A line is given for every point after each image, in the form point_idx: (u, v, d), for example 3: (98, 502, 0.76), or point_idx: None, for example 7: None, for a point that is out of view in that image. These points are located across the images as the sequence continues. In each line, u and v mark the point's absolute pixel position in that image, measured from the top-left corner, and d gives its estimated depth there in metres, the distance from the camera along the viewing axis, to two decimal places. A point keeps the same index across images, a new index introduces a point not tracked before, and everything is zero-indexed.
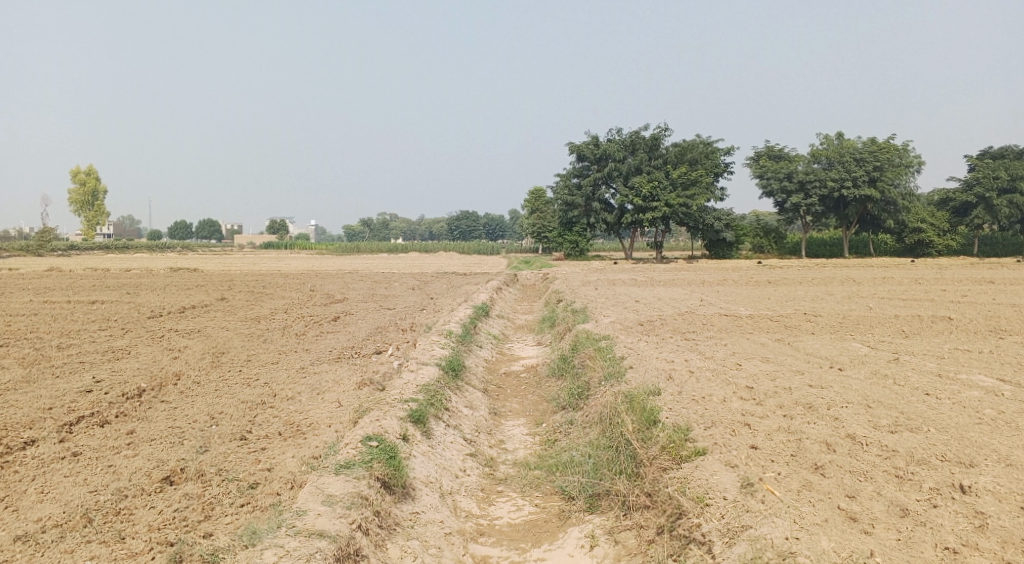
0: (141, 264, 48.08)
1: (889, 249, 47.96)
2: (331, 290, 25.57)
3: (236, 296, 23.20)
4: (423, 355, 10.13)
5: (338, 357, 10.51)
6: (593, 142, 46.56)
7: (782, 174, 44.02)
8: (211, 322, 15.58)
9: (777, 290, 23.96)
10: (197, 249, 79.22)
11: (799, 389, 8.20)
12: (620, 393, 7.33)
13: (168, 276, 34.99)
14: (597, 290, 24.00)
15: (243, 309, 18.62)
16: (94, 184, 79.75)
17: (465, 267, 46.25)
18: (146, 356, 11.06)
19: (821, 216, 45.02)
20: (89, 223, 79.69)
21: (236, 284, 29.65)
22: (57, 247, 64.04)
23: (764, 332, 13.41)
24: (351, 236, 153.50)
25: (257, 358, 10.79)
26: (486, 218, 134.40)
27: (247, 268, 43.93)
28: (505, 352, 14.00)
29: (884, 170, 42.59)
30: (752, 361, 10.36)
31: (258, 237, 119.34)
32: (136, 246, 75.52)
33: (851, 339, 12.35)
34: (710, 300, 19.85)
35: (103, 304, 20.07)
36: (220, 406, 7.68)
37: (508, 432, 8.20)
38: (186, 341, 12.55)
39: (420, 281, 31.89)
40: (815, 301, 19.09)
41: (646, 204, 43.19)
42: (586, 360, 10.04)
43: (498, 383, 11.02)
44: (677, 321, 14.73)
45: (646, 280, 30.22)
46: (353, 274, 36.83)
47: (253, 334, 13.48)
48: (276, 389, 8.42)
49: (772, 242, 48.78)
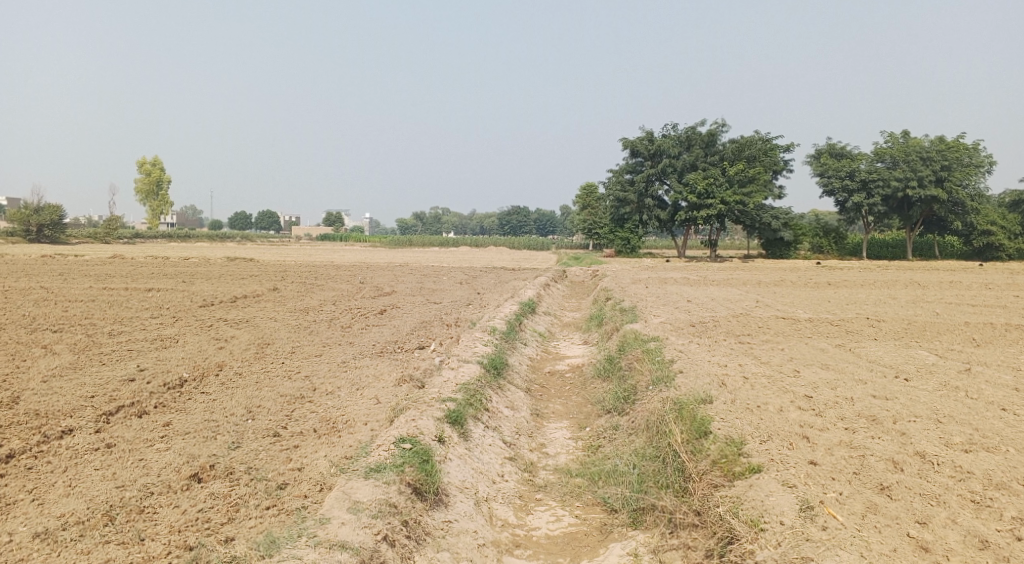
0: (201, 253, 49.41)
1: (955, 252, 45.73)
2: (379, 283, 25.67)
3: (287, 287, 23.49)
4: (466, 352, 9.90)
5: (380, 351, 10.38)
6: (647, 138, 45.75)
7: (844, 172, 42.40)
8: (259, 312, 15.74)
9: (836, 293, 22.95)
10: (255, 240, 81.21)
11: (862, 400, 7.66)
12: (668, 400, 6.94)
13: (224, 265, 35.83)
14: (648, 288, 23.46)
15: (292, 300, 18.78)
16: (158, 174, 82.38)
17: (514, 262, 46.19)
18: (193, 345, 11.17)
19: (884, 216, 43.22)
20: (154, 212, 82.56)
21: (289, 274, 30.08)
22: (124, 235, 66.50)
23: (823, 337, 12.76)
24: (404, 229, 155.33)
25: (300, 350, 10.76)
26: (537, 213, 134.02)
27: (299, 258, 44.71)
28: (551, 350, 13.69)
29: (953, 169, 40.71)
30: (810, 367, 9.81)
31: (313, 229, 121.78)
32: (196, 236, 77.85)
33: (917, 347, 11.61)
34: (764, 301, 19.14)
35: (159, 292, 20.56)
36: (258, 399, 7.61)
37: (551, 435, 7.90)
38: (233, 331, 12.65)
39: (468, 276, 31.82)
40: (877, 305, 18.15)
41: (701, 202, 42.23)
42: (633, 362, 9.66)
43: (542, 383, 10.72)
44: (730, 323, 14.17)
45: (698, 280, 29.44)
46: (403, 267, 37.04)
47: (298, 326, 13.52)
48: (315, 383, 8.33)
49: (832, 242, 47.06)
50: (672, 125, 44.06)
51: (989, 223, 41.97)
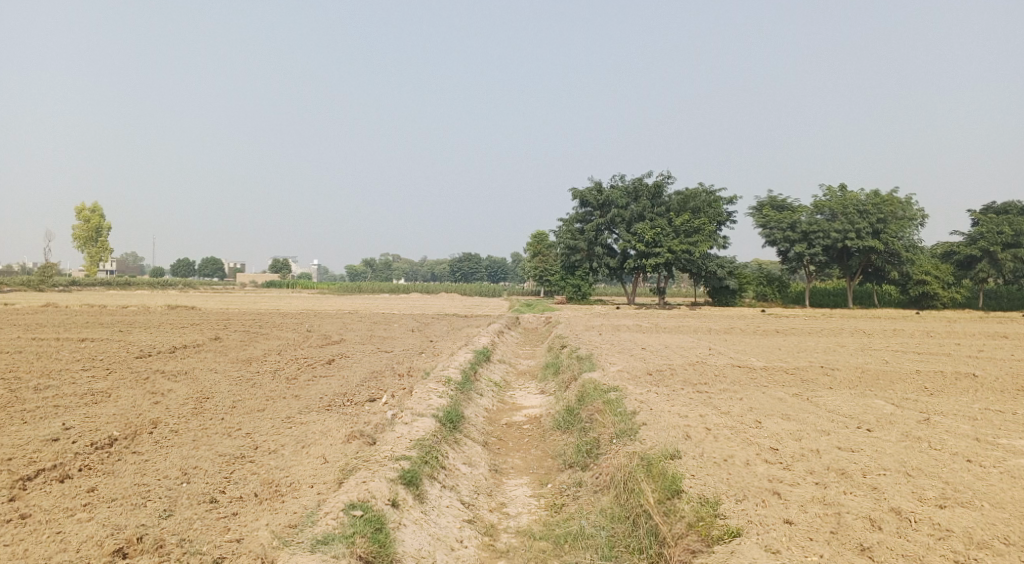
0: (140, 300, 47.56)
1: (893, 301, 47.31)
2: (328, 332, 24.88)
3: (230, 336, 22.55)
4: (420, 405, 9.45)
5: (327, 405, 9.81)
6: (596, 188, 46.52)
7: (786, 223, 43.79)
8: (200, 363, 14.95)
9: (786, 341, 23.24)
10: (199, 287, 78.84)
11: (828, 453, 7.52)
12: (635, 455, 6.65)
13: (164, 314, 34.42)
14: (601, 336, 23.36)
15: (235, 350, 17.92)
16: (98, 221, 79.73)
17: (466, 309, 45.74)
18: (126, 400, 10.39)
19: (825, 266, 44.58)
20: (92, 259, 79.49)
21: (233, 323, 28.98)
22: (58, 283, 63.63)
23: (780, 386, 12.72)
24: (353, 277, 153.49)
25: (243, 404, 10.11)
26: (488, 261, 134.35)
27: (245, 306, 43.34)
28: (507, 401, 13.28)
29: (888, 222, 42.42)
30: (772, 418, 9.68)
31: (260, 276, 119.08)
32: (136, 283, 75.16)
33: (873, 396, 11.64)
34: (718, 350, 19.19)
35: (92, 342, 19.45)
36: (195, 459, 6.99)
37: (511, 493, 7.48)
38: (170, 384, 11.87)
39: (420, 323, 31.25)
40: (828, 354, 18.38)
41: (650, 250, 42.87)
42: (595, 413, 9.36)
43: (500, 436, 10.30)
44: (687, 372, 14.06)
45: (649, 327, 29.56)
46: (353, 315, 36.21)
47: (241, 378, 12.80)
48: (257, 441, 7.75)
49: (775, 290, 48.21)
50: (621, 176, 44.94)
51: (923, 273, 43.66)
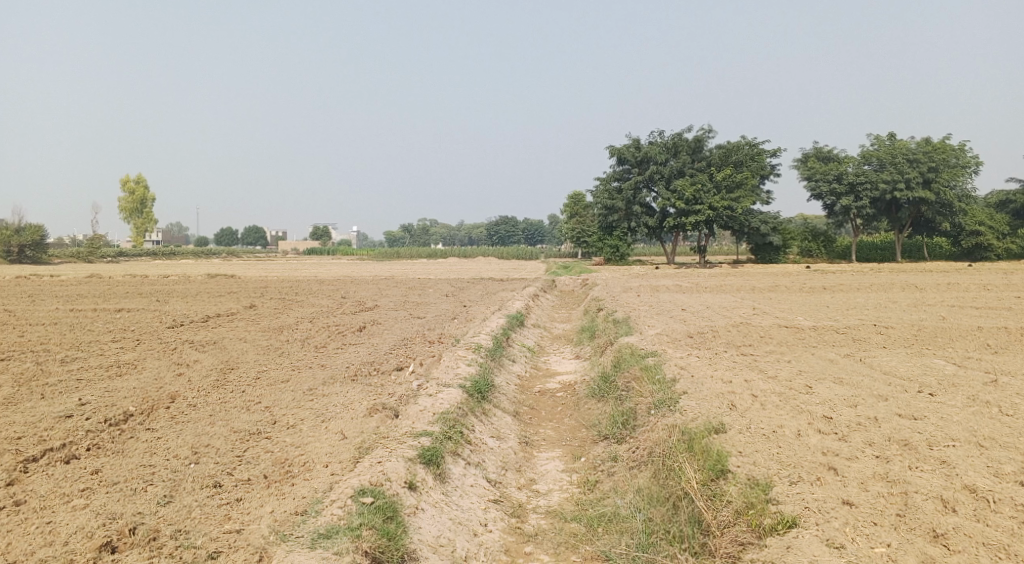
0: (181, 271, 48.19)
1: (945, 254, 45.24)
2: (362, 298, 24.67)
3: (265, 304, 22.51)
4: (446, 374, 9.00)
5: (352, 375, 9.46)
6: (634, 145, 45.27)
7: (831, 175, 41.94)
8: (230, 333, 14.80)
9: (833, 298, 22.21)
10: (241, 256, 79.85)
11: (888, 421, 6.84)
12: (674, 429, 6.10)
13: (203, 283, 34.67)
14: (639, 297, 22.67)
15: (267, 318, 17.77)
16: (143, 192, 81.09)
17: (502, 273, 45.21)
18: (151, 372, 10.22)
19: (872, 219, 42.74)
20: (139, 231, 81.12)
21: (269, 290, 28.99)
22: (108, 255, 65.06)
23: (830, 346, 11.96)
24: (392, 242, 154.52)
25: (267, 375, 9.83)
26: (525, 224, 133.66)
27: (284, 274, 43.56)
28: (541, 367, 12.83)
29: (940, 171, 40.29)
30: (823, 382, 8.99)
31: (301, 244, 120.55)
32: (181, 253, 76.50)
33: (932, 356, 10.81)
34: (761, 309, 18.35)
35: (129, 312, 19.57)
36: (207, 437, 6.68)
37: (542, 469, 7.02)
38: (197, 356, 11.69)
39: (455, 288, 30.90)
40: (879, 310, 17.40)
41: (689, 208, 41.67)
42: (631, 381, 8.80)
43: (532, 405, 9.85)
44: (730, 333, 13.37)
45: (690, 286, 28.69)
46: (387, 281, 36.06)
47: (269, 348, 12.57)
48: (275, 415, 7.41)
49: (820, 246, 46.54)
50: (659, 131, 43.53)
51: (976, 223, 41.62)
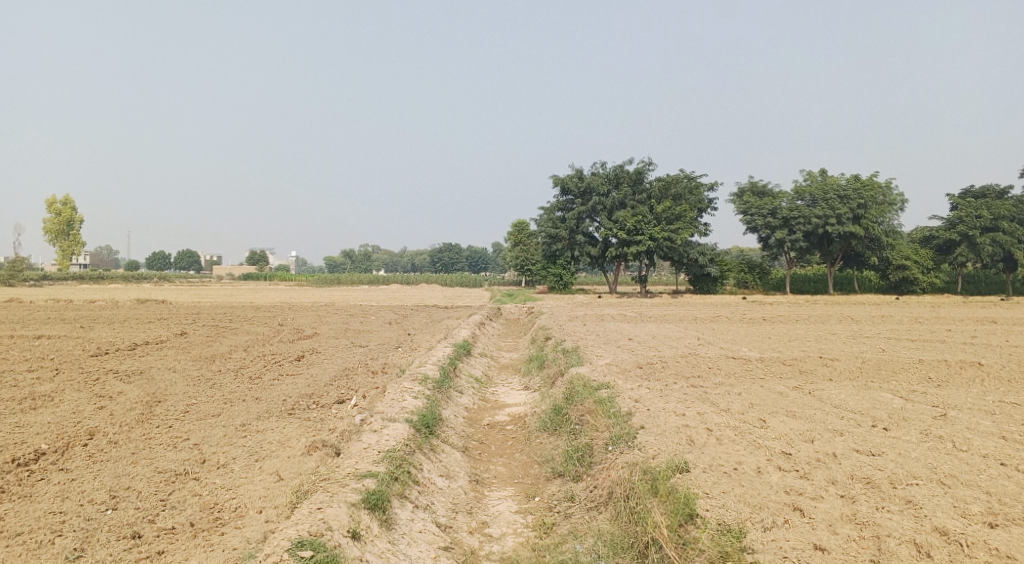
0: (108, 295, 45.91)
1: (874, 286, 46.98)
2: (301, 325, 23.78)
3: (197, 331, 21.41)
4: (392, 408, 8.52)
5: (290, 409, 8.86)
6: (578, 176, 45.74)
7: (766, 210, 43.41)
8: (158, 362, 13.87)
9: (775, 329, 22.53)
10: (174, 281, 76.85)
11: (847, 457, 6.73)
12: (636, 468, 5.82)
13: (132, 308, 32.99)
14: (586, 326, 22.55)
15: (200, 346, 16.81)
16: (70, 213, 77.41)
17: (447, 300, 44.74)
18: (67, 405, 9.36)
19: (805, 252, 44.11)
20: (64, 253, 77.20)
21: (203, 317, 27.73)
22: (29, 278, 61.55)
23: (778, 378, 11.96)
24: (333, 268, 151.89)
25: (197, 409, 9.12)
26: (469, 251, 133.41)
27: (220, 300, 41.95)
28: (489, 398, 12.42)
29: (868, 208, 41.96)
30: (776, 415, 8.88)
31: (239, 269, 117.10)
32: (110, 277, 73.13)
33: (878, 389, 10.90)
34: (707, 339, 18.43)
35: (47, 339, 18.26)
36: (127, 478, 6.01)
37: (494, 510, 6.62)
38: (121, 387, 10.84)
39: (398, 315, 30.23)
40: (821, 342, 17.67)
41: (631, 239, 42.19)
42: (585, 415, 8.50)
43: (481, 439, 9.43)
44: (680, 364, 13.27)
45: (635, 316, 28.79)
46: (328, 307, 35.07)
47: (200, 378, 11.78)
48: (204, 454, 6.78)
49: (756, 277, 47.65)
50: (602, 163, 44.11)
51: (903, 258, 43.45)
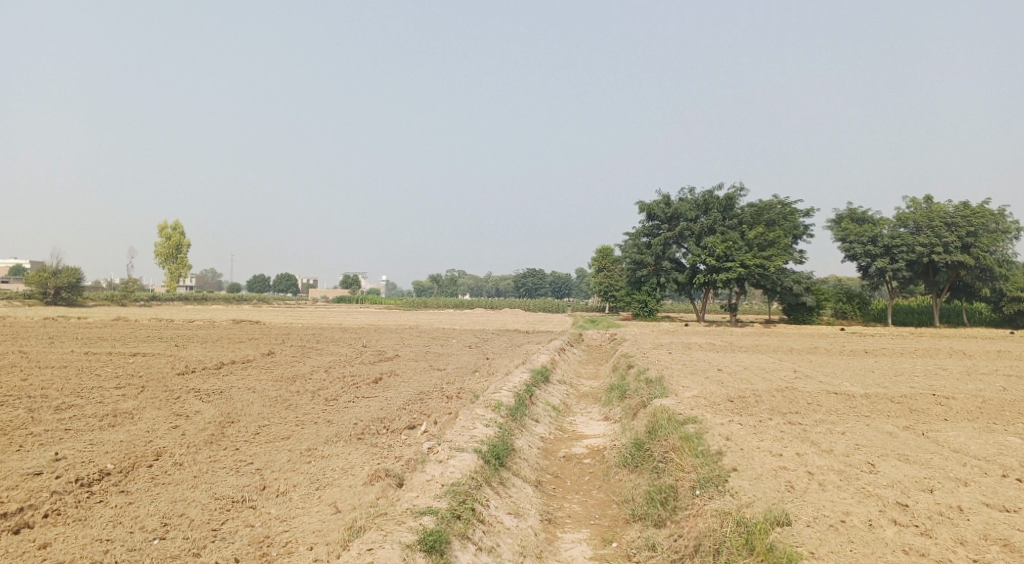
0: (207, 316, 48.10)
1: (986, 319, 43.26)
2: (383, 347, 23.88)
3: (283, 351, 21.87)
4: (461, 436, 8.07)
5: (358, 434, 8.58)
6: (665, 201, 44.63)
7: (866, 237, 40.70)
8: (240, 381, 14.06)
9: (877, 362, 20.81)
10: (270, 302, 80.12)
11: (978, 513, 5.73)
12: (733, 525, 5.22)
13: (227, 329, 34.32)
14: (671, 354, 21.55)
15: (282, 367, 16.98)
16: (179, 238, 82.39)
17: (528, 325, 44.44)
18: (145, 423, 9.47)
19: (909, 282, 41.28)
20: (173, 275, 82.14)
21: (290, 337, 28.44)
22: (141, 298, 65.62)
23: (886, 417, 10.77)
24: (420, 291, 154.97)
25: (267, 431, 9.00)
26: (553, 277, 133.22)
27: (310, 322, 43.14)
28: (567, 429, 11.80)
29: (979, 235, 38.81)
30: (887, 459, 7.85)
31: (331, 292, 121.30)
32: (213, 298, 77.11)
33: (1004, 432, 9.58)
34: (803, 372, 17.10)
35: (144, 357, 19.06)
36: (183, 504, 5.84)
37: (566, 556, 6.03)
38: (200, 406, 10.92)
39: (479, 339, 30.00)
40: (933, 378, 16.05)
41: (720, 265, 40.62)
42: (669, 452, 7.78)
43: (556, 473, 8.85)
44: (774, 398, 12.25)
45: (723, 345, 27.45)
46: (411, 330, 35.35)
47: (276, 399, 11.77)
48: (264, 480, 6.56)
49: (856, 308, 44.73)
50: (690, 189, 42.88)
51: (1019, 289, 39.77)
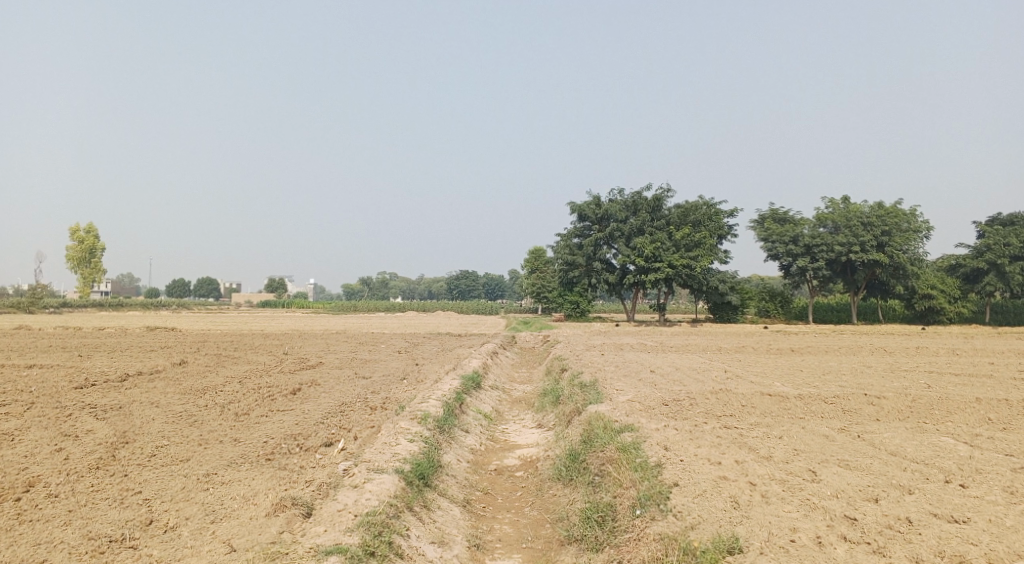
0: (119, 323, 44.97)
1: (898, 315, 45.16)
2: (307, 355, 22.73)
3: (197, 360, 20.47)
4: (381, 454, 7.38)
5: (268, 454, 7.78)
6: (595, 202, 44.77)
7: (787, 237, 41.85)
8: (143, 395, 12.86)
9: (805, 361, 21.13)
10: (192, 308, 76.47)
11: (928, 525, 5.48)
12: None
13: (140, 336, 32.16)
14: (604, 356, 21.33)
15: (194, 378, 15.76)
16: (92, 242, 77.66)
17: (461, 327, 43.81)
18: (23, 446, 8.37)
19: (828, 280, 42.66)
20: (85, 280, 77.33)
21: (208, 345, 26.79)
22: (49, 305, 61.35)
23: (821, 419, 10.66)
24: (351, 295, 151.81)
25: (165, 452, 8.05)
26: (486, 279, 132.81)
27: (233, 327, 41.10)
28: (498, 438, 11.22)
29: (892, 235, 40.45)
30: (828, 465, 7.61)
31: (256, 296, 117.16)
32: (128, 304, 73.05)
33: (935, 432, 9.57)
34: (736, 372, 17.07)
35: (38, 369, 17.39)
36: (46, 547, 4.95)
37: None
38: (92, 424, 9.81)
39: (410, 343, 29.11)
40: (859, 376, 16.26)
41: (649, 266, 40.95)
42: (606, 465, 7.30)
43: (486, 490, 8.26)
44: (709, 401, 12.03)
45: (655, 346, 27.49)
46: (339, 335, 34.08)
47: (180, 414, 10.73)
48: (153, 512, 5.70)
49: (778, 306, 45.97)
50: (619, 190, 43.15)
51: (929, 287, 41.60)
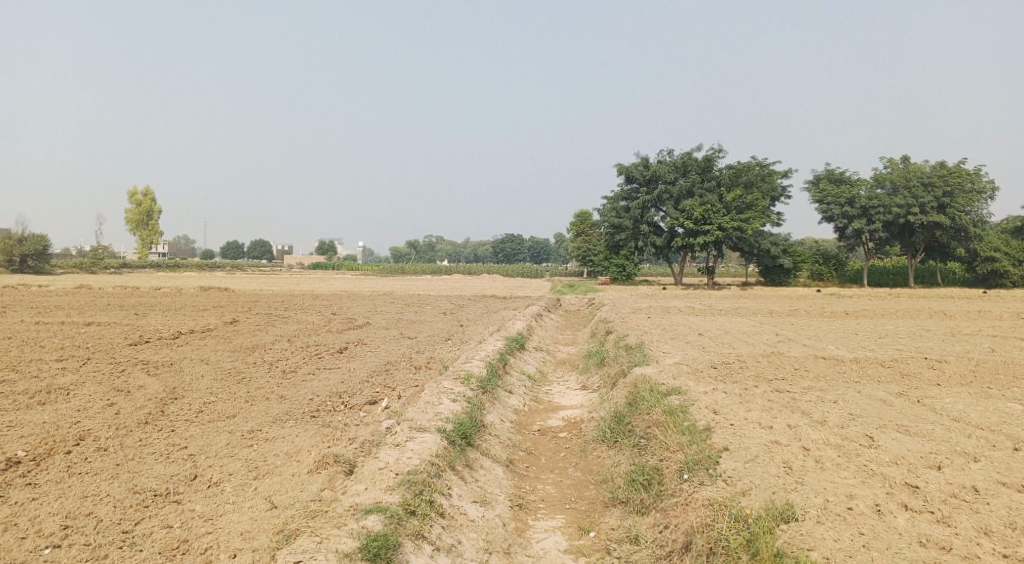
0: (174, 283, 46.35)
1: (959, 279, 43.32)
2: (354, 315, 23.00)
3: (247, 320, 20.88)
4: (424, 413, 7.32)
5: (312, 412, 7.81)
6: (642, 163, 43.82)
7: (843, 198, 40.28)
8: (194, 352, 13.17)
9: (860, 324, 20.43)
10: (244, 269, 78.36)
11: (997, 495, 5.14)
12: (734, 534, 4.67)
13: (195, 296, 33.07)
14: (651, 319, 21.01)
15: (244, 336, 16.07)
16: (148, 204, 79.83)
17: (506, 290, 43.83)
18: (79, 400, 8.61)
19: (884, 243, 41.03)
20: (143, 243, 79.86)
21: (258, 305, 27.39)
22: (110, 266, 63.63)
23: (878, 383, 10.22)
24: (397, 257, 153.54)
25: (213, 408, 8.17)
26: (531, 241, 132.49)
27: (283, 288, 41.92)
28: (542, 399, 11.11)
29: (955, 196, 38.58)
30: (886, 431, 7.26)
31: (306, 258, 119.42)
32: (185, 265, 75.30)
33: (1002, 398, 9.06)
34: (787, 335, 16.58)
35: (97, 326, 18.00)
36: (93, 500, 5.05)
37: (538, 549, 5.44)
38: (145, 380, 10.05)
39: (455, 305, 29.21)
40: (919, 340, 15.59)
41: (697, 228, 40.03)
42: (652, 427, 7.09)
43: (529, 450, 8.18)
44: (759, 364, 11.68)
45: (703, 309, 26.98)
46: (385, 296, 34.42)
47: (230, 372, 10.91)
48: (197, 468, 5.76)
49: (832, 269, 44.52)
50: (667, 150, 42.07)
51: (992, 249, 39.66)
